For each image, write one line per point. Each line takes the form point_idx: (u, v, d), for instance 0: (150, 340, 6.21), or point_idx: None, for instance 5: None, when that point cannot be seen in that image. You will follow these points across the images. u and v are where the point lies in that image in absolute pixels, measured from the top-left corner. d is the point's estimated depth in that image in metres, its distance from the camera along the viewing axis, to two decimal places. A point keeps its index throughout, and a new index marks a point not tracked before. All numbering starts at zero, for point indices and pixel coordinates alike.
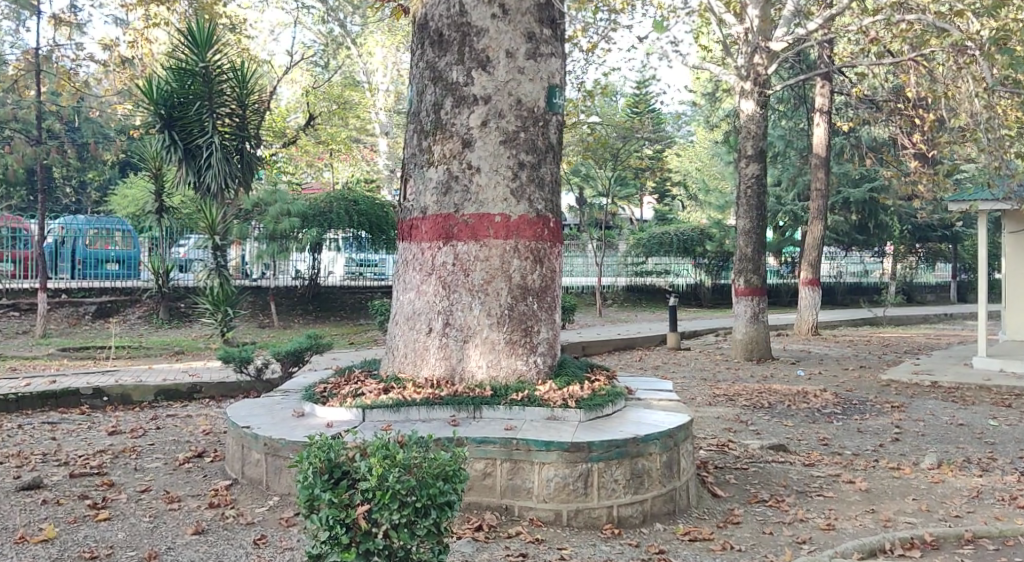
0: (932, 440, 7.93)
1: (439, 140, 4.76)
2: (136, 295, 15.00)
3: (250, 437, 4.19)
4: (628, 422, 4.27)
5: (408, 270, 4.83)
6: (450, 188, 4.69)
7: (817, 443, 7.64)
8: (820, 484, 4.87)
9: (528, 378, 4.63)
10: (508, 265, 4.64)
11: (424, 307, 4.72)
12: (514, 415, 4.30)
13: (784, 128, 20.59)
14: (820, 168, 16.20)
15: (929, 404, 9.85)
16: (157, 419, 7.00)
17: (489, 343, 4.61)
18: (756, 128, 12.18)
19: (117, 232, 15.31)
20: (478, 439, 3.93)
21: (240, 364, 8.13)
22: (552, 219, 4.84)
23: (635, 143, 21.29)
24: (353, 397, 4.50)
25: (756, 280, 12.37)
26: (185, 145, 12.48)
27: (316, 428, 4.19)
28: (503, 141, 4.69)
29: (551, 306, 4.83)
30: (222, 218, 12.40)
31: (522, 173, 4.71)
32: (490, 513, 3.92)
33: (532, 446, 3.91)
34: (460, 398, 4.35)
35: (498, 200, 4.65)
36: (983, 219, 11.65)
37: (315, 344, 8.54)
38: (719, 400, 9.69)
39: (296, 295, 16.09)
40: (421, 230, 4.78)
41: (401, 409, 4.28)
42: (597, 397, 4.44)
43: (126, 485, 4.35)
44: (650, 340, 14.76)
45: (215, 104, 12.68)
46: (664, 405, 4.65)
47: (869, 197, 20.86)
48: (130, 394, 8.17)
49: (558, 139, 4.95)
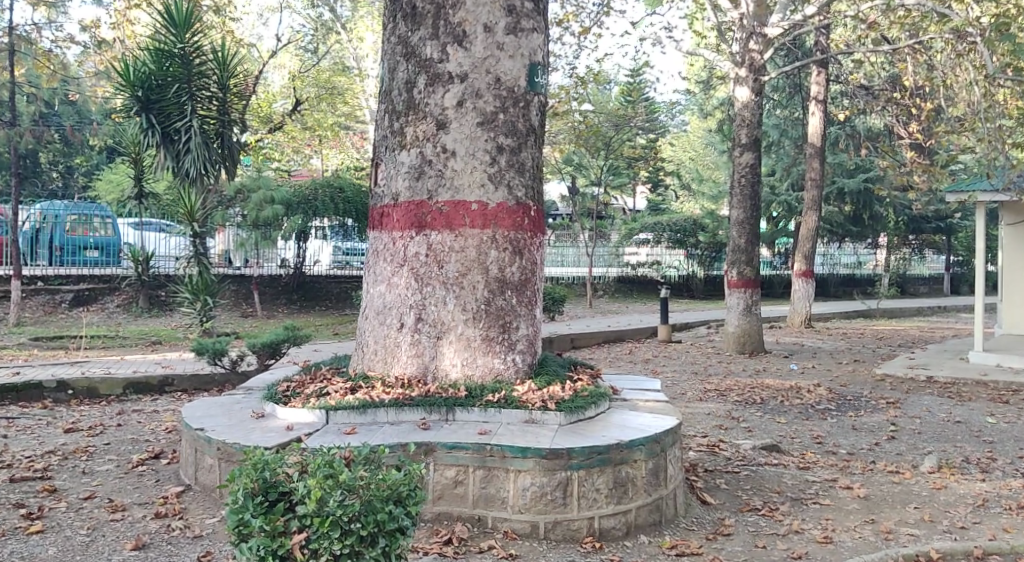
0: (930, 439, 7.68)
1: (411, 121, 4.44)
2: (115, 283, 14.53)
3: (203, 440, 3.88)
4: (611, 426, 3.97)
5: (378, 261, 4.52)
6: (423, 173, 4.38)
7: (811, 442, 7.38)
8: (815, 490, 4.58)
9: (506, 378, 4.33)
10: (484, 257, 4.32)
11: (395, 301, 4.41)
12: (488, 418, 4.00)
13: (779, 118, 20.30)
14: (815, 157, 15.90)
15: (925, 400, 9.60)
16: (121, 415, 6.68)
17: (464, 340, 4.30)
18: (751, 116, 11.83)
19: (95, 218, 14.95)
20: (449, 444, 3.64)
21: (214, 356, 7.83)
22: (534, 207, 4.53)
23: (628, 132, 20.98)
24: (317, 397, 4.21)
25: (750, 271, 12.05)
26: (162, 129, 12.00)
27: (274, 431, 3.88)
28: (480, 123, 4.37)
29: (531, 301, 4.52)
30: (202, 205, 12.03)
31: (501, 157, 4.39)
32: (460, 524, 3.63)
33: (506, 453, 3.61)
34: (432, 400, 4.05)
35: (475, 185, 4.33)
36: (982, 210, 11.35)
37: (292, 336, 8.21)
38: (710, 395, 9.42)
39: (280, 285, 15.77)
40: (393, 218, 4.46)
41: (367, 410, 3.98)
42: (578, 399, 4.14)
43: (68, 492, 4.03)
44: (641, 332, 14.47)
45: (196, 87, 12.26)
46: (652, 407, 4.35)
47: (864, 187, 20.59)
48: (97, 387, 7.84)
49: (540, 121, 4.62)
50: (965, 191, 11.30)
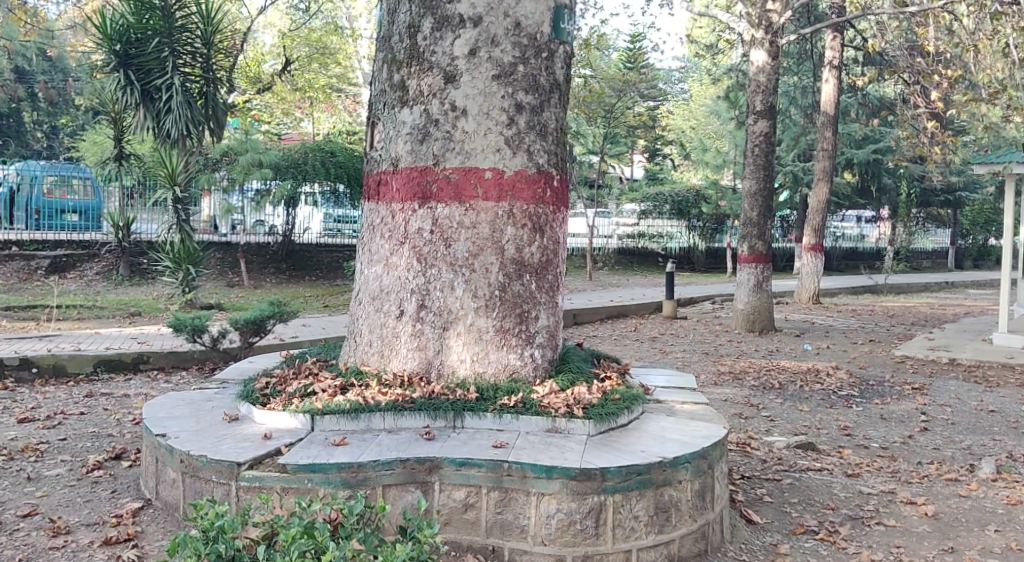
0: (966, 431, 7.14)
1: (414, 72, 3.78)
2: (94, 249, 13.92)
3: (164, 449, 3.28)
4: (649, 437, 3.37)
5: (375, 237, 3.88)
6: (428, 134, 3.72)
7: (839, 434, 6.85)
8: (875, 506, 4.00)
9: (522, 376, 3.72)
10: (499, 234, 3.69)
11: (394, 285, 3.78)
12: (504, 426, 3.40)
13: (789, 85, 19.49)
14: (828, 127, 15.14)
15: (952, 385, 9.06)
16: (87, 400, 6.05)
17: (475, 332, 3.68)
18: (767, 81, 11.06)
19: (75, 179, 14.23)
20: (458, 461, 3.07)
21: (193, 334, 7.19)
22: (557, 176, 3.88)
23: (630, 98, 20.15)
24: (301, 397, 3.59)
25: (761, 246, 11.43)
26: (142, 86, 11.19)
27: (250, 441, 3.26)
28: (496, 76, 3.71)
29: (552, 287, 3.88)
30: (184, 167, 11.29)
31: (520, 118, 3.74)
32: (471, 557, 3.04)
33: (528, 472, 3.02)
34: (437, 403, 3.45)
35: (489, 150, 3.69)
36: (1012, 184, 10.71)
37: (278, 311, 7.57)
38: (724, 379, 8.84)
39: (269, 254, 15.13)
40: (392, 187, 3.82)
41: (361, 416, 3.37)
42: (609, 403, 3.53)
43: (5, 507, 3.41)
44: (645, 308, 13.86)
45: (178, 42, 11.38)
46: (691, 411, 3.75)
47: (873, 158, 19.95)
48: (65, 365, 7.21)
49: (565, 75, 3.97)
50: (995, 163, 10.66)
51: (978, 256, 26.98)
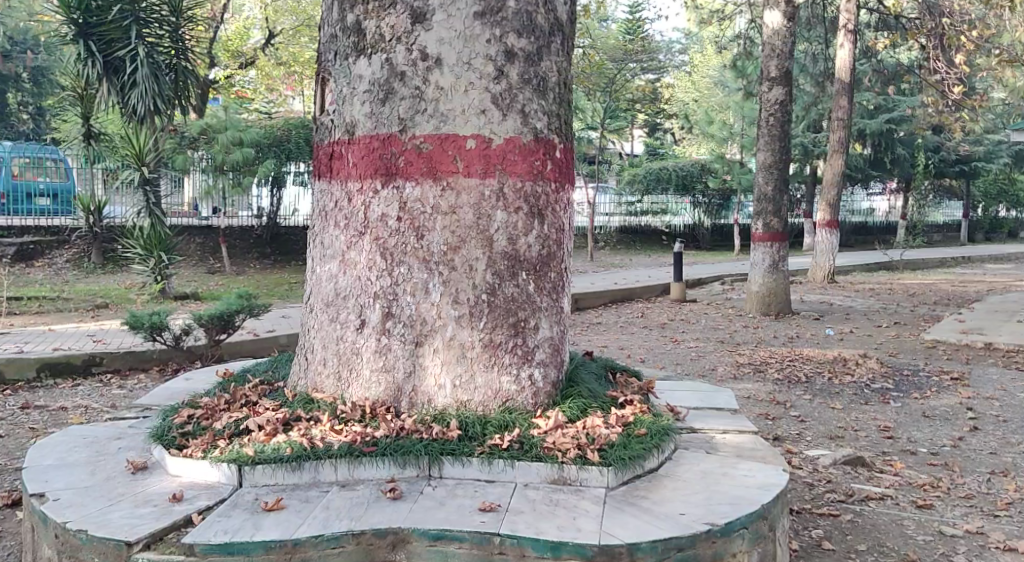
0: (1021, 430, 6.31)
1: (372, 11, 2.91)
2: (64, 235, 13.08)
3: (38, 517, 2.44)
4: (687, 490, 2.53)
5: (328, 224, 3.03)
6: (391, 92, 2.87)
7: (881, 438, 6.01)
8: (967, 556, 3.20)
9: (518, 404, 2.88)
10: (486, 221, 2.84)
11: (352, 287, 2.94)
12: (494, 475, 2.56)
13: (801, 52, 18.38)
14: (843, 95, 14.09)
15: (994, 374, 8.21)
16: (15, 416, 5.18)
17: (457, 349, 2.83)
18: (782, 45, 10.04)
19: (47, 161, 13.21)
20: (432, 534, 2.24)
21: (151, 332, 6.33)
22: (559, 144, 3.02)
23: (631, 69, 19.05)
24: (228, 436, 2.75)
25: (777, 223, 10.50)
26: (104, 58, 10.14)
27: (153, 506, 2.41)
28: (479, 14, 2.85)
29: (556, 287, 3.03)
30: (153, 147, 10.31)
31: (511, 69, 2.88)
32: None
33: (527, 549, 2.20)
34: (406, 444, 2.61)
35: (470, 111, 2.83)
36: None
37: (247, 305, 6.67)
38: (745, 372, 8.01)
39: (252, 238, 14.24)
40: (347, 161, 2.96)
41: (303, 466, 2.54)
42: (633, 441, 2.69)
43: None
44: (651, 291, 12.99)
45: (142, 9, 10.36)
46: (736, 447, 2.92)
47: (887, 128, 18.96)
48: (2, 371, 6.37)
49: (567, 15, 3.10)
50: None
51: (990, 228, 26.05)
